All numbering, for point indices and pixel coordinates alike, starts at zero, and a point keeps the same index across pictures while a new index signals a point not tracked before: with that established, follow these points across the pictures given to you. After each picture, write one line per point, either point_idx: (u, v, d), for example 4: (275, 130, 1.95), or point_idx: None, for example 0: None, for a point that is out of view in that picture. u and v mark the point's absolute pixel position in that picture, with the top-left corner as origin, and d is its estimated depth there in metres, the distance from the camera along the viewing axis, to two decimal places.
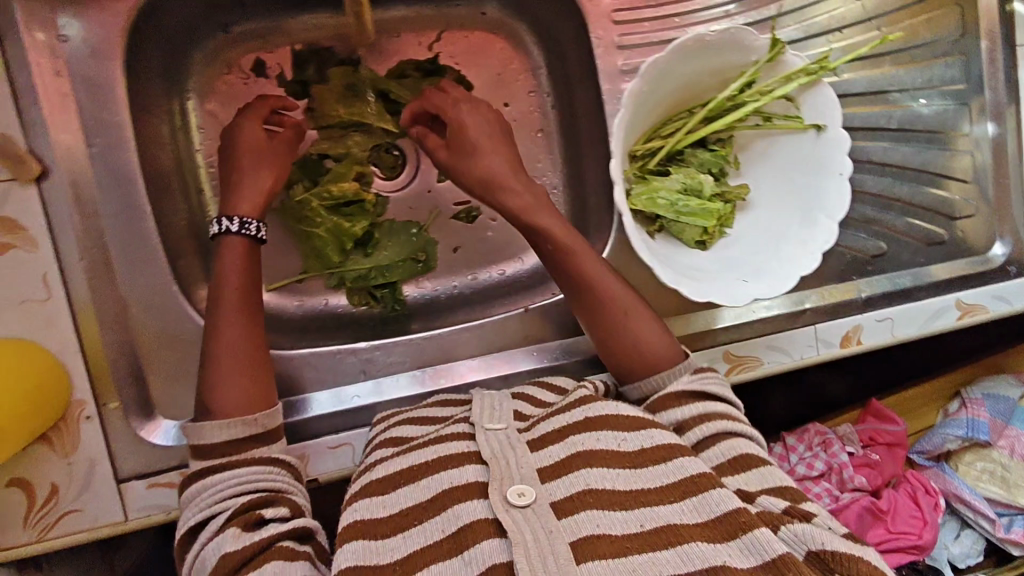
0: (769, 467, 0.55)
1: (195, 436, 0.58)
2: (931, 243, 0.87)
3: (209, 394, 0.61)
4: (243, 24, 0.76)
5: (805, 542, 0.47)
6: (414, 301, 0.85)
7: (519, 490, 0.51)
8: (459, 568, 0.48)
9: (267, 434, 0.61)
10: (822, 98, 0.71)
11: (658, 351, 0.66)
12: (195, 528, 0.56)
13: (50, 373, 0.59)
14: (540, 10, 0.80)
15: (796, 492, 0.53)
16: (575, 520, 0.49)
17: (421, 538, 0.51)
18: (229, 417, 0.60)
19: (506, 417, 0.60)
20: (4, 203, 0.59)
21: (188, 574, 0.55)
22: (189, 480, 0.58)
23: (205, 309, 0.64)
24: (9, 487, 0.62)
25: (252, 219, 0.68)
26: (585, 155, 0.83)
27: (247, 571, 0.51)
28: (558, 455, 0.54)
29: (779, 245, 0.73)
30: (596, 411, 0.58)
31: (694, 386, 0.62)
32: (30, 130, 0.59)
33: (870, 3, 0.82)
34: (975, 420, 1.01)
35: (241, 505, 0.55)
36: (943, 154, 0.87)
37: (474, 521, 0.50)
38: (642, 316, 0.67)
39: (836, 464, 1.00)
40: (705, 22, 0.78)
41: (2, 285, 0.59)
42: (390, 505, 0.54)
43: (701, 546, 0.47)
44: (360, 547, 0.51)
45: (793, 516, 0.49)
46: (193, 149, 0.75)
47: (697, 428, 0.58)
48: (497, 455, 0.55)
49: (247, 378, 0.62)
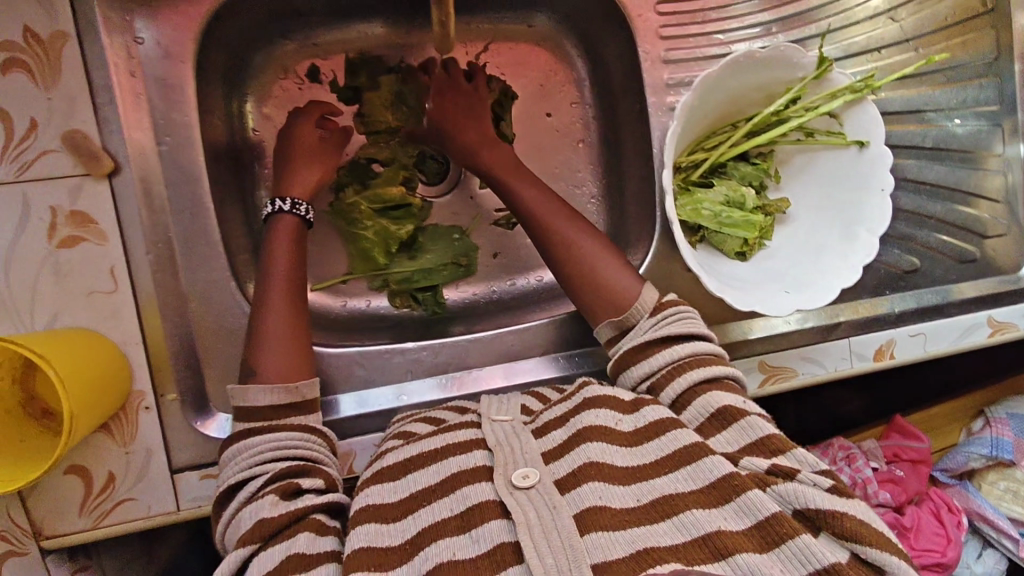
0: (749, 416, 0.55)
1: (241, 396, 0.61)
2: (963, 261, 0.86)
3: (253, 356, 0.63)
4: (301, 32, 0.78)
5: (791, 500, 0.49)
6: (453, 304, 0.86)
7: (523, 473, 0.53)
8: (466, 545, 0.50)
9: (306, 403, 0.64)
10: (866, 115, 0.73)
11: (618, 288, 0.69)
12: (234, 486, 0.58)
13: (114, 361, 0.62)
14: (587, 24, 0.82)
15: (783, 441, 0.53)
16: (578, 494, 0.51)
17: (430, 516, 0.53)
18: (272, 381, 0.62)
19: (511, 411, 0.63)
20: (77, 199, 0.61)
21: (223, 532, 0.58)
22: (241, 436, 0.60)
23: (256, 297, 0.67)
24: (66, 474, 0.65)
25: (302, 202, 0.71)
26: (625, 165, 0.84)
27: (276, 541, 0.53)
28: (559, 439, 0.57)
29: (819, 257, 0.75)
30: (593, 393, 0.61)
31: (655, 338, 0.64)
32: (105, 129, 0.61)
33: (908, 24, 0.83)
34: (999, 439, 0.99)
35: (281, 472, 0.57)
36: (974, 174, 0.86)
37: (481, 502, 0.52)
38: (602, 260, 0.70)
39: (861, 479, 0.97)
40: (747, 40, 0.80)
41: (70, 278, 0.62)
42: (401, 490, 0.56)
43: (698, 513, 0.49)
44: (371, 530, 0.53)
45: (779, 475, 0.50)
46: (249, 152, 0.78)
47: (671, 386, 0.61)
48: (501, 442, 0.57)
49: (287, 345, 0.65)
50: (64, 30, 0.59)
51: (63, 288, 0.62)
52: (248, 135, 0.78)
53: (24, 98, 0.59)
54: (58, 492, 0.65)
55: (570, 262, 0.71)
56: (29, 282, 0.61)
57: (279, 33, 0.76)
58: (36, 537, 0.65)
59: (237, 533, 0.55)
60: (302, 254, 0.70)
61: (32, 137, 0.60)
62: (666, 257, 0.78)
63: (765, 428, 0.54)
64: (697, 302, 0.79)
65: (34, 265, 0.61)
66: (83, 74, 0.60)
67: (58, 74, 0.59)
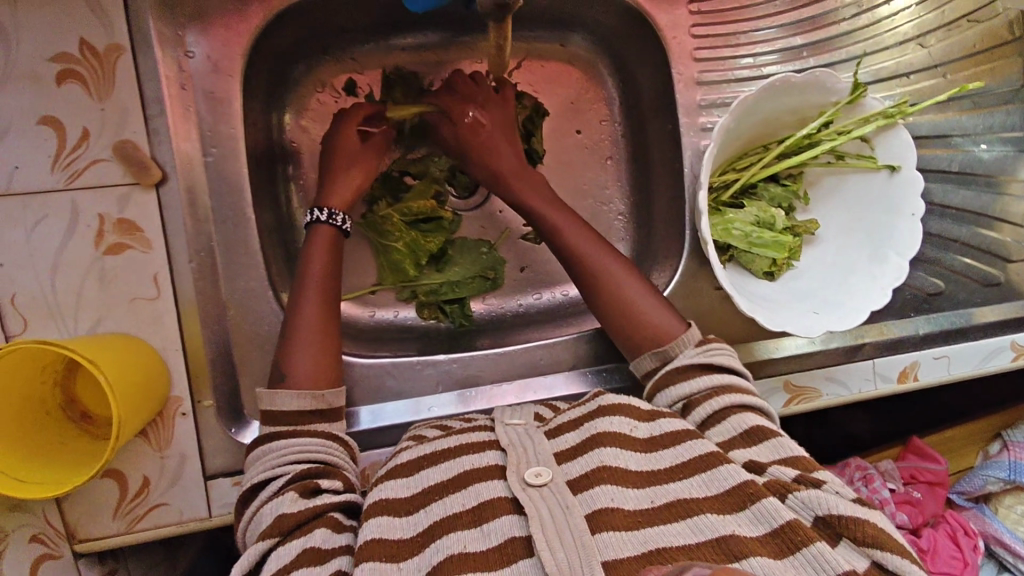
0: (780, 437, 0.57)
1: (269, 401, 0.62)
2: (987, 284, 0.86)
3: (285, 360, 0.64)
4: (340, 46, 0.79)
5: (812, 507, 0.49)
6: (481, 317, 0.86)
7: (535, 472, 0.53)
8: (477, 538, 0.50)
9: (330, 411, 0.64)
10: (896, 139, 0.75)
11: (659, 323, 0.68)
12: (256, 486, 0.59)
13: (154, 365, 0.64)
14: (621, 45, 0.84)
15: (808, 462, 0.54)
16: (591, 495, 0.51)
17: (441, 510, 0.53)
18: (300, 387, 0.63)
19: (524, 416, 0.63)
20: (128, 206, 0.64)
21: (245, 527, 0.58)
22: (267, 438, 0.61)
23: (287, 303, 0.67)
24: (104, 479, 0.65)
25: (340, 212, 0.71)
26: (654, 184, 0.85)
27: (293, 536, 0.53)
28: (572, 442, 0.57)
29: (848, 278, 0.75)
30: (611, 399, 0.61)
31: (697, 362, 0.64)
32: (154, 138, 0.64)
33: (937, 50, 0.83)
34: (1017, 462, 0.97)
35: (299, 473, 0.58)
36: (999, 199, 0.86)
37: (494, 499, 0.52)
38: (641, 293, 0.70)
39: (878, 500, 0.94)
40: (777, 63, 0.81)
41: (118, 283, 0.65)
42: (414, 485, 0.57)
43: (712, 517, 0.49)
44: (383, 523, 0.53)
45: (803, 483, 0.51)
46: (285, 163, 0.79)
47: (704, 404, 0.61)
48: (513, 442, 0.57)
49: (315, 351, 0.65)
50: (120, 44, 0.63)
51: (106, 294, 0.64)
52: (285, 147, 0.79)
53: (80, 108, 0.63)
54: (94, 496, 0.65)
55: (597, 274, 0.71)
56: (74, 288, 0.64)
57: (319, 47, 0.78)
58: (69, 540, 0.65)
59: (258, 530, 0.56)
60: (338, 264, 0.70)
61: (83, 146, 0.63)
62: (694, 274, 0.79)
63: (791, 446, 0.56)
64: (724, 321, 0.79)
65: (80, 271, 0.64)
66: (136, 86, 0.64)
67: (111, 85, 0.63)
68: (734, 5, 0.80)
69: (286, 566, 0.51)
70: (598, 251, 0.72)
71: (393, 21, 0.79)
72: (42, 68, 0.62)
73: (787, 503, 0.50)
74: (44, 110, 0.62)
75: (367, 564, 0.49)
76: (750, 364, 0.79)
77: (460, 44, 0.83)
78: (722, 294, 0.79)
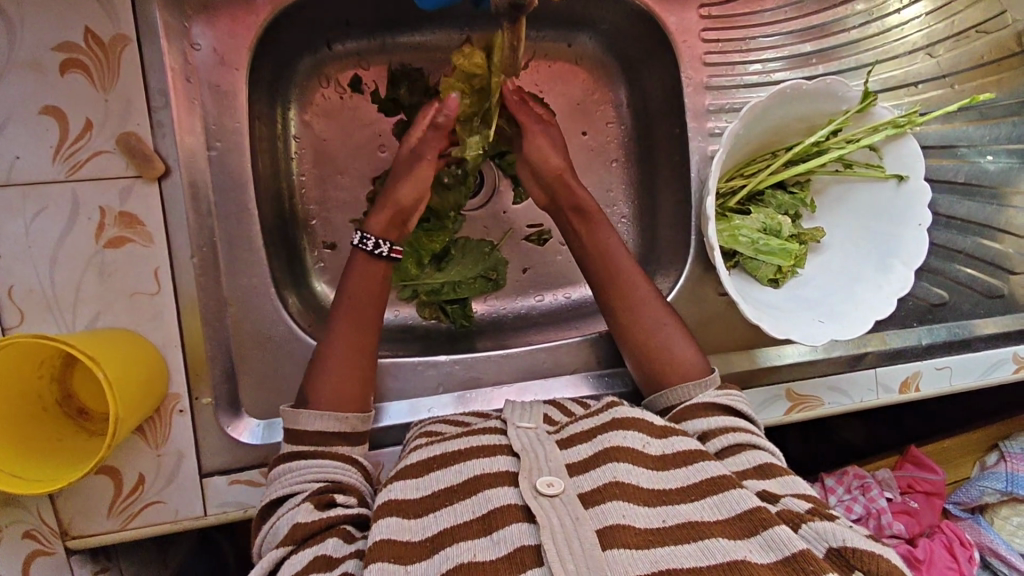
0: (791, 476, 0.57)
1: (292, 419, 0.61)
2: (990, 296, 0.86)
3: (311, 381, 0.64)
4: (345, 41, 0.78)
5: (826, 539, 0.49)
6: (481, 318, 0.85)
7: (547, 481, 0.53)
8: (487, 547, 0.49)
9: (355, 434, 0.64)
10: (906, 150, 0.74)
11: (684, 365, 0.68)
12: (276, 502, 0.59)
13: (153, 361, 0.63)
14: (631, 47, 0.83)
15: (821, 499, 0.54)
16: (602, 510, 0.51)
17: (451, 517, 0.52)
18: (324, 408, 0.63)
19: (536, 419, 0.63)
20: (128, 199, 0.63)
21: (260, 544, 0.58)
22: (284, 459, 0.61)
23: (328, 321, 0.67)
24: (98, 475, 0.64)
25: (372, 236, 0.68)
26: (659, 187, 0.84)
27: (306, 546, 0.53)
28: (583, 454, 0.57)
29: (853, 288, 0.75)
30: (626, 413, 0.60)
31: (717, 401, 0.64)
32: (158, 132, 0.64)
33: (945, 60, 0.83)
34: (1015, 474, 0.96)
35: (317, 490, 0.58)
36: (1003, 211, 0.85)
37: (504, 505, 0.52)
38: (671, 330, 0.69)
39: (875, 509, 0.95)
40: (785, 70, 0.81)
41: (117, 277, 0.64)
42: (424, 487, 0.56)
43: (724, 541, 0.48)
44: (393, 524, 0.52)
45: (815, 516, 0.51)
46: (289, 159, 0.78)
47: (720, 437, 0.60)
48: (527, 447, 0.57)
49: (346, 375, 0.65)
50: (125, 34, 0.62)
51: (106, 289, 0.64)
52: (289, 142, 0.78)
53: (82, 99, 0.62)
54: (88, 491, 0.65)
55: (620, 284, 0.71)
56: (73, 282, 0.63)
57: (325, 42, 0.77)
58: (63, 537, 0.64)
59: (275, 539, 0.56)
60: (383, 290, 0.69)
61: (86, 137, 0.62)
62: (699, 280, 0.78)
63: (804, 487, 0.56)
64: (727, 327, 0.78)
65: (79, 265, 0.63)
66: (141, 77, 0.63)
67: (116, 77, 0.62)
68: (744, 9, 0.79)
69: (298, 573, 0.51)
70: (626, 263, 0.72)
71: (401, 17, 0.78)
72: (45, 56, 0.61)
73: (800, 533, 0.50)
74: (45, 99, 0.61)
75: (375, 565, 0.49)
76: (751, 371, 0.78)
77: None
78: (725, 301, 0.79)
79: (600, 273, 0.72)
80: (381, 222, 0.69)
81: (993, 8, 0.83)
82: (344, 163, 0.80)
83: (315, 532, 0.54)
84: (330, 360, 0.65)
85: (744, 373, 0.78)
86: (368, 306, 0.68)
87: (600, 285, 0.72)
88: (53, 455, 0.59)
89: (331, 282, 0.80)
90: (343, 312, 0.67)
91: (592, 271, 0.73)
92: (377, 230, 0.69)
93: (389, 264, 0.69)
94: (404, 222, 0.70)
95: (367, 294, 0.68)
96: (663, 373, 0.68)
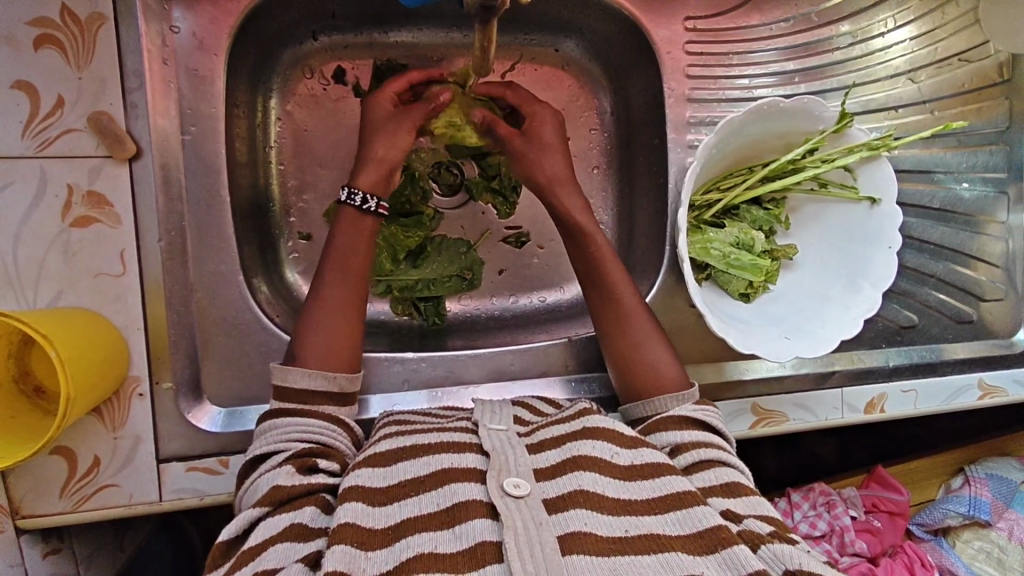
0: (757, 497, 0.57)
1: (281, 376, 0.61)
2: (959, 321, 0.86)
3: (301, 336, 0.63)
4: (330, 33, 0.78)
5: (783, 561, 0.49)
6: (454, 317, 0.85)
7: (514, 482, 0.53)
8: (448, 540, 0.49)
9: (342, 395, 0.63)
10: (880, 172, 0.75)
11: (663, 377, 0.68)
12: (259, 459, 0.58)
13: (112, 343, 0.63)
14: (617, 55, 0.83)
15: (782, 522, 0.54)
16: (566, 517, 0.50)
17: (415, 508, 0.52)
18: (313, 367, 0.62)
19: (507, 420, 0.62)
20: (96, 179, 0.63)
21: (243, 499, 0.58)
22: (269, 416, 0.60)
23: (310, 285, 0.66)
24: (52, 455, 0.64)
25: (360, 191, 0.66)
26: (638, 194, 0.84)
27: (282, 512, 0.53)
28: (551, 460, 0.56)
29: (821, 306, 0.76)
30: (593, 422, 0.60)
31: (693, 416, 0.63)
32: (131, 113, 0.63)
33: (926, 85, 0.84)
34: (976, 498, 0.97)
35: (300, 451, 0.57)
36: (976, 238, 0.86)
37: (468, 500, 0.52)
38: (653, 339, 0.69)
39: (838, 526, 0.95)
40: (767, 87, 0.82)
41: (81, 257, 0.63)
42: (391, 476, 0.55)
43: (683, 557, 0.48)
44: (358, 508, 0.52)
45: (776, 538, 0.51)
46: (268, 147, 0.78)
47: (692, 451, 0.60)
48: (498, 448, 0.57)
49: (336, 331, 0.64)
50: (103, 14, 0.62)
51: (69, 268, 0.63)
52: (268, 130, 0.78)
53: (56, 75, 0.62)
54: (41, 472, 0.64)
55: (610, 293, 0.70)
56: (37, 260, 0.62)
57: (309, 33, 0.77)
58: (12, 516, 0.64)
59: (254, 498, 0.56)
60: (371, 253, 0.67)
61: (57, 114, 0.62)
62: (671, 291, 0.79)
63: (770, 509, 0.56)
64: (696, 338, 0.79)
65: (44, 242, 0.62)
66: (117, 56, 0.62)
67: (92, 56, 0.62)
68: (731, 25, 0.80)
69: (269, 539, 0.50)
70: (618, 272, 0.70)
71: (387, 13, 0.78)
72: (19, 30, 0.61)
73: (758, 553, 0.50)
74: (18, 74, 0.61)
75: (339, 546, 0.48)
76: (719, 384, 0.78)
77: (453, 41, 0.82)
78: (696, 313, 0.79)
79: (599, 286, 0.70)
80: (368, 177, 0.67)
81: (977, 37, 0.83)
82: (322, 154, 0.80)
83: (293, 497, 0.54)
84: (323, 312, 0.64)
85: (711, 385, 0.78)
86: (356, 277, 0.66)
87: (595, 298, 0.71)
88: (7, 431, 0.58)
89: (303, 273, 0.80)
90: (351, 285, 0.66)
91: (585, 276, 0.71)
92: (365, 186, 0.67)
93: (376, 220, 0.67)
94: (390, 176, 0.68)
95: (352, 252, 0.66)
96: (635, 379, 0.68)
